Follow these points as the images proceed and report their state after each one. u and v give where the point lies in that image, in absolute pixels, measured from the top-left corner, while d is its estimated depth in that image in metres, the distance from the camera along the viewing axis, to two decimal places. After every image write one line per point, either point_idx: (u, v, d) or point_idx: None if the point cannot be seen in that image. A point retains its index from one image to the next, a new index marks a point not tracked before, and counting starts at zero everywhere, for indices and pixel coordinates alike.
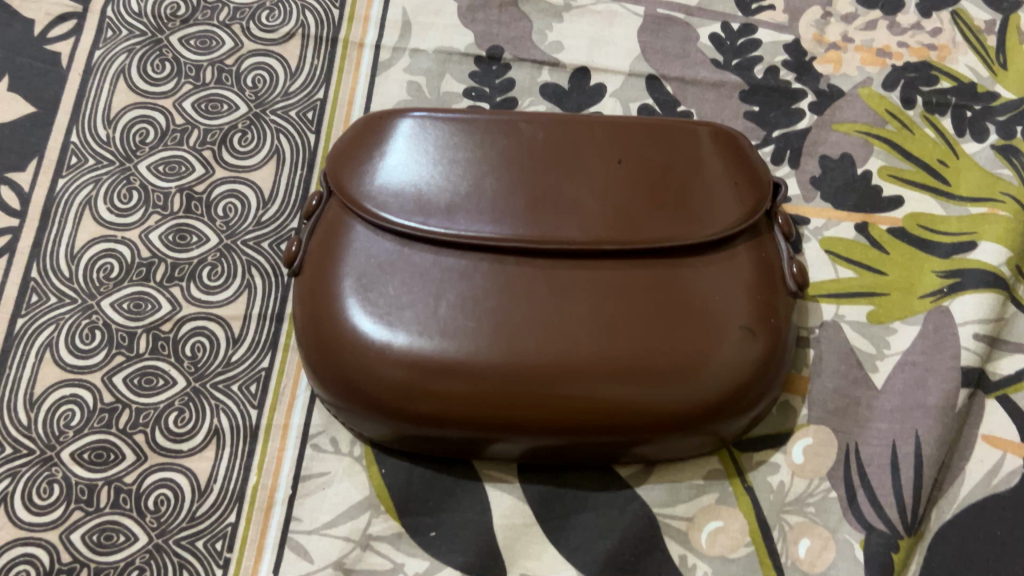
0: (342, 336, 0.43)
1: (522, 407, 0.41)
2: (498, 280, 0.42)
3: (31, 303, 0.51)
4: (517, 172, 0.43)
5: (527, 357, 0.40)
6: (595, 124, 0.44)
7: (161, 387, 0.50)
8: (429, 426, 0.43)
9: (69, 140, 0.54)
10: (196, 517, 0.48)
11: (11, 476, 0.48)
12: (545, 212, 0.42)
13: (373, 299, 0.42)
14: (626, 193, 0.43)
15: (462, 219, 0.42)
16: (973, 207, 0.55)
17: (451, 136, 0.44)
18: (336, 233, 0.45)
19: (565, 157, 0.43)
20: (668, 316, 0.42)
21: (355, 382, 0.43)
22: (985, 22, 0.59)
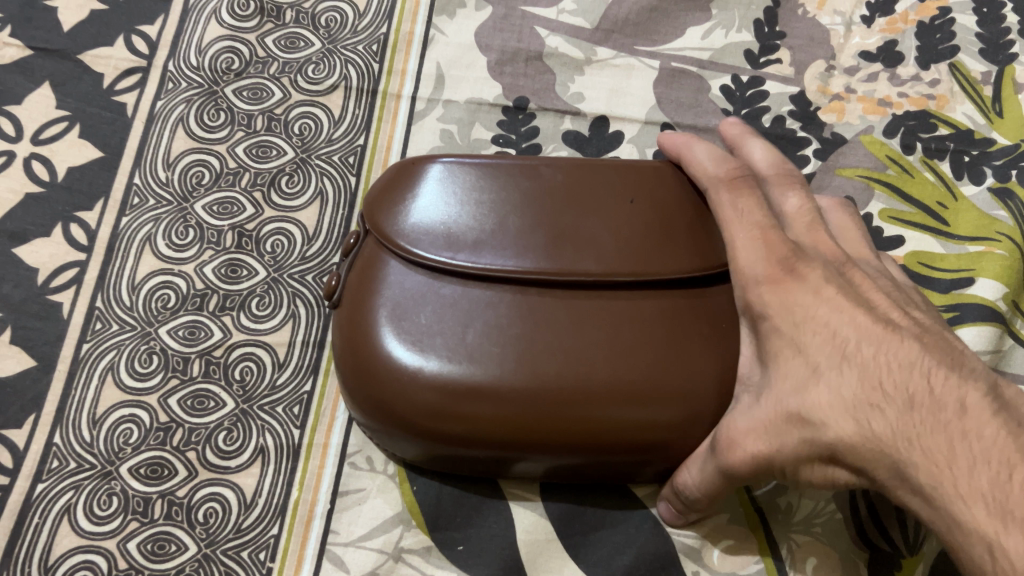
0: (377, 362, 0.45)
1: (547, 428, 0.44)
2: (523, 308, 0.45)
3: (95, 330, 0.55)
4: (536, 211, 0.46)
5: (551, 381, 0.43)
6: (608, 168, 0.48)
7: (212, 409, 0.54)
8: (460, 446, 0.46)
9: (132, 182, 0.59)
10: (242, 529, 0.52)
11: (75, 489, 0.52)
12: (566, 247, 0.45)
13: (406, 327, 0.45)
14: (641, 231, 0.46)
15: (487, 253, 0.45)
16: (971, 245, 0.58)
17: (477, 177, 0.47)
18: (370, 267, 0.48)
19: (584, 197, 0.47)
20: (681, 342, 0.44)
21: (390, 405, 0.45)
22: (981, 73, 0.63)
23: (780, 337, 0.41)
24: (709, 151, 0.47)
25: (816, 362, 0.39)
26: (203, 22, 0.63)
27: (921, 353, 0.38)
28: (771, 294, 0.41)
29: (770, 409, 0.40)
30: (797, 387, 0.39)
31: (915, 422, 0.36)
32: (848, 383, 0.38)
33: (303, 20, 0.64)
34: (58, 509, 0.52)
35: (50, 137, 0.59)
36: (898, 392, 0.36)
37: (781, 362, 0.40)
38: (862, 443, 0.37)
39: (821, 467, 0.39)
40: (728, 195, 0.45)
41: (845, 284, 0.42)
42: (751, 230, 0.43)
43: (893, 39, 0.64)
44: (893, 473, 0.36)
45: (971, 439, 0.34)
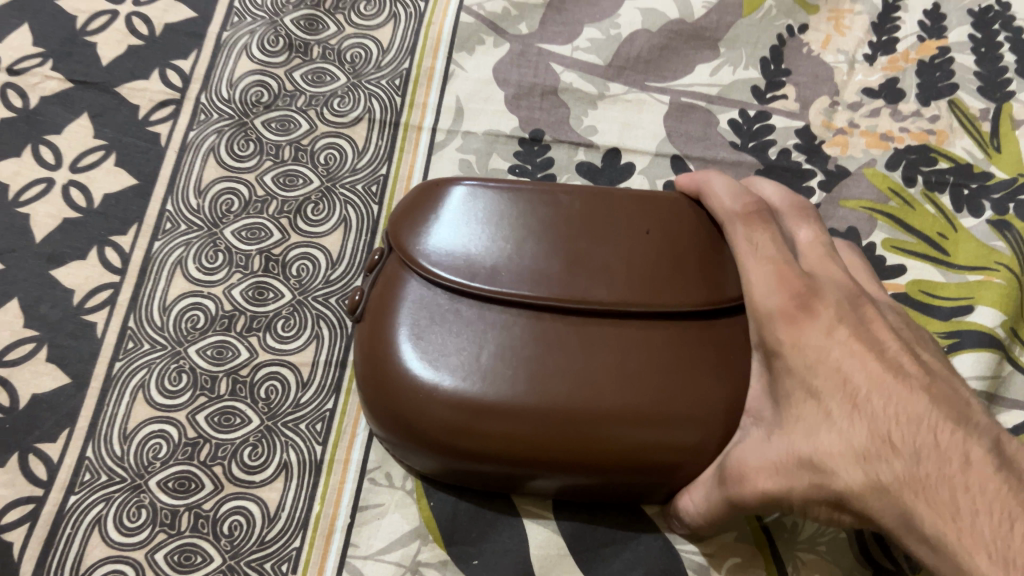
0: (396, 376, 0.47)
1: (561, 448, 0.44)
2: (538, 331, 0.46)
3: (128, 349, 0.58)
4: (554, 237, 0.48)
5: (567, 401, 0.44)
6: (625, 200, 0.49)
7: (238, 425, 0.56)
8: (478, 462, 0.47)
9: (164, 209, 0.61)
10: (266, 541, 0.54)
11: (105, 501, 0.55)
12: (581, 274, 0.46)
13: (423, 344, 0.47)
14: (654, 261, 0.47)
15: (506, 277, 0.46)
16: (971, 274, 0.60)
17: (498, 203, 0.49)
18: (392, 286, 0.49)
19: (598, 225, 0.48)
20: (694, 369, 0.45)
21: (406, 418, 0.47)
22: (979, 110, 0.66)
23: (793, 379, 0.43)
24: (726, 183, 0.49)
25: (828, 408, 0.41)
26: (234, 57, 0.66)
27: (929, 405, 0.38)
28: (786, 333, 0.43)
29: (782, 452, 0.42)
30: (809, 433, 0.41)
31: (921, 475, 0.36)
32: (857, 434, 0.39)
33: (329, 55, 0.67)
34: (89, 520, 0.54)
35: (87, 165, 0.62)
36: (904, 444, 0.37)
37: (794, 404, 0.42)
38: (870, 493, 0.38)
39: (833, 510, 0.41)
40: (744, 229, 0.47)
41: (858, 325, 0.43)
42: (764, 262, 0.45)
43: (894, 76, 0.67)
44: (900, 522, 0.37)
45: (973, 492, 0.35)
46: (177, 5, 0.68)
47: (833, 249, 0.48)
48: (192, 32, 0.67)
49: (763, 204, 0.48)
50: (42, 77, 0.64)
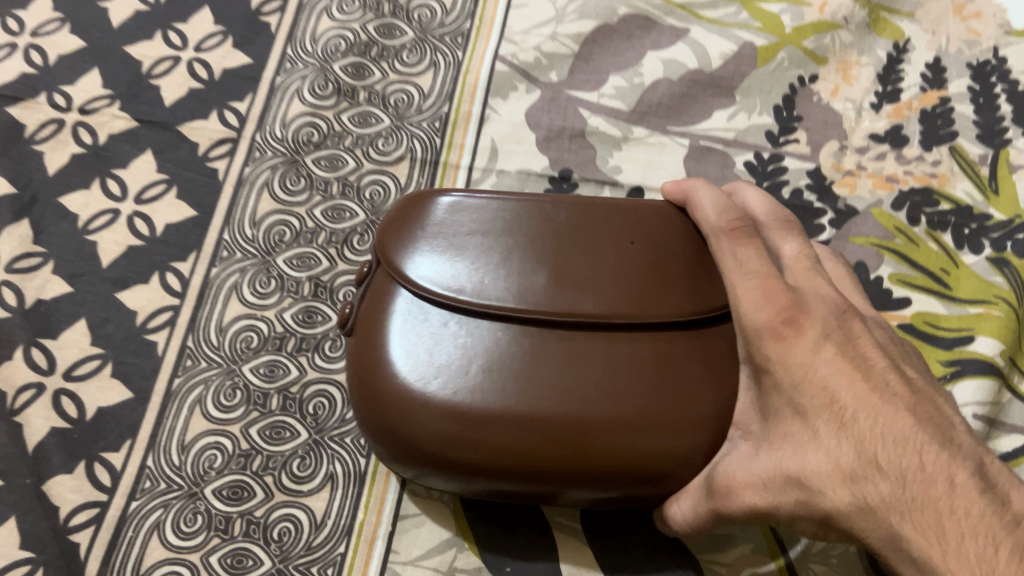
0: (387, 390, 0.47)
1: (551, 460, 0.45)
2: (529, 343, 0.46)
3: (186, 366, 0.62)
4: (541, 249, 0.48)
5: (558, 414, 0.45)
6: (609, 208, 0.49)
7: (288, 439, 0.60)
8: (471, 476, 0.47)
9: (221, 238, 0.66)
10: (313, 547, 0.58)
11: (164, 507, 0.59)
12: (569, 286, 0.46)
13: (414, 358, 0.47)
14: (640, 271, 0.47)
15: (495, 290, 0.46)
16: (971, 307, 0.64)
17: (483, 214, 0.49)
18: (380, 300, 0.49)
19: (584, 236, 0.48)
20: (680, 378, 0.46)
21: (397, 431, 0.47)
22: (979, 155, 0.70)
23: (780, 397, 0.43)
24: (712, 195, 0.48)
25: (815, 429, 0.42)
26: (287, 100, 0.72)
27: (913, 427, 0.40)
28: (774, 349, 0.43)
29: (768, 469, 0.43)
30: (795, 450, 0.42)
31: (907, 497, 0.39)
32: (845, 454, 0.41)
33: (374, 99, 0.72)
34: (149, 525, 0.58)
35: (151, 197, 0.67)
36: (891, 467, 0.39)
37: (779, 420, 0.43)
38: (857, 513, 0.40)
39: (816, 525, 0.43)
40: (730, 244, 0.47)
41: (844, 342, 0.44)
42: (751, 277, 0.45)
43: (899, 123, 0.71)
44: (886, 541, 0.39)
45: (958, 516, 0.37)
46: (233, 51, 0.73)
47: (817, 263, 0.50)
48: (247, 76, 0.72)
49: (747, 220, 0.48)
50: (111, 117, 0.70)
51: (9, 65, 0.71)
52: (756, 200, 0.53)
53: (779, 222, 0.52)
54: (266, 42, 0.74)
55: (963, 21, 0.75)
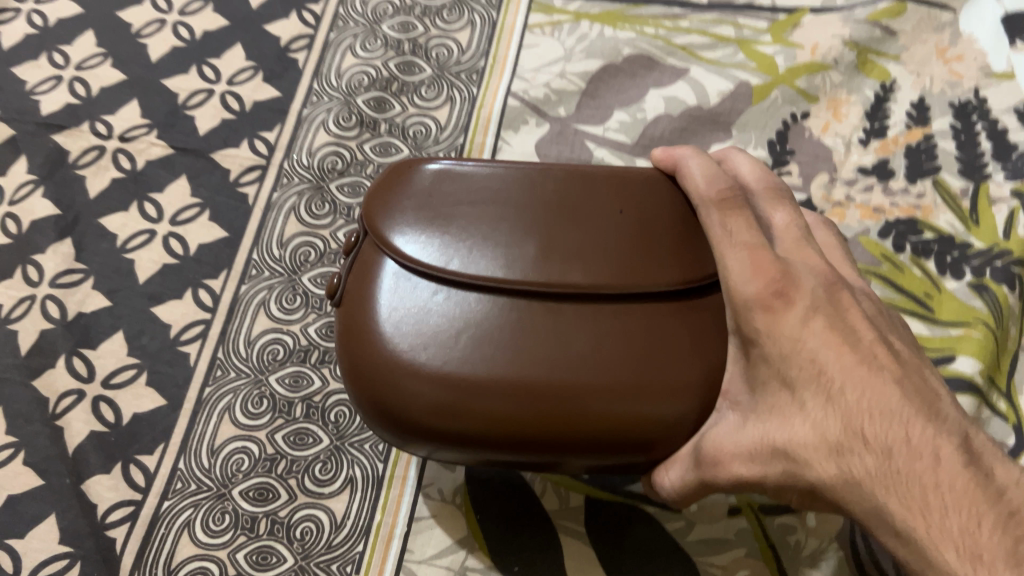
0: (377, 363, 0.46)
1: (541, 430, 0.45)
2: (516, 312, 0.46)
3: (217, 376, 0.67)
4: (528, 219, 0.48)
5: (547, 381, 0.44)
6: (598, 178, 0.50)
7: (311, 444, 0.65)
8: (462, 445, 0.46)
9: (251, 257, 0.71)
10: (333, 545, 0.62)
11: (194, 506, 0.63)
12: (556, 257, 0.46)
13: (404, 331, 0.46)
14: (628, 241, 0.47)
15: (484, 260, 0.46)
16: (953, 328, 0.69)
17: (473, 186, 0.49)
18: (370, 271, 0.49)
19: (574, 208, 0.48)
20: (669, 347, 0.46)
21: (386, 404, 0.46)
22: (960, 188, 0.75)
23: (769, 367, 0.44)
24: (701, 165, 0.49)
25: (802, 401, 0.42)
26: (313, 130, 0.77)
27: (900, 399, 0.40)
28: (763, 321, 0.43)
29: (756, 440, 0.43)
30: (783, 423, 0.42)
31: (893, 469, 0.38)
32: (830, 425, 0.40)
33: (394, 131, 0.77)
34: (180, 523, 0.62)
35: (185, 219, 0.72)
36: (877, 441, 0.39)
37: (768, 391, 0.44)
38: (842, 486, 0.40)
39: (805, 496, 0.42)
40: (719, 216, 0.47)
41: (832, 314, 0.43)
42: (739, 248, 0.45)
43: (885, 158, 0.76)
44: (871, 513, 0.39)
45: (942, 488, 0.37)
46: (263, 85, 0.78)
47: (807, 234, 0.49)
48: (276, 109, 0.77)
49: (737, 190, 0.48)
50: (148, 144, 0.75)
51: (56, 97, 0.77)
52: (747, 168, 0.52)
53: (772, 191, 0.50)
54: (294, 77, 0.79)
55: (945, 63, 0.80)
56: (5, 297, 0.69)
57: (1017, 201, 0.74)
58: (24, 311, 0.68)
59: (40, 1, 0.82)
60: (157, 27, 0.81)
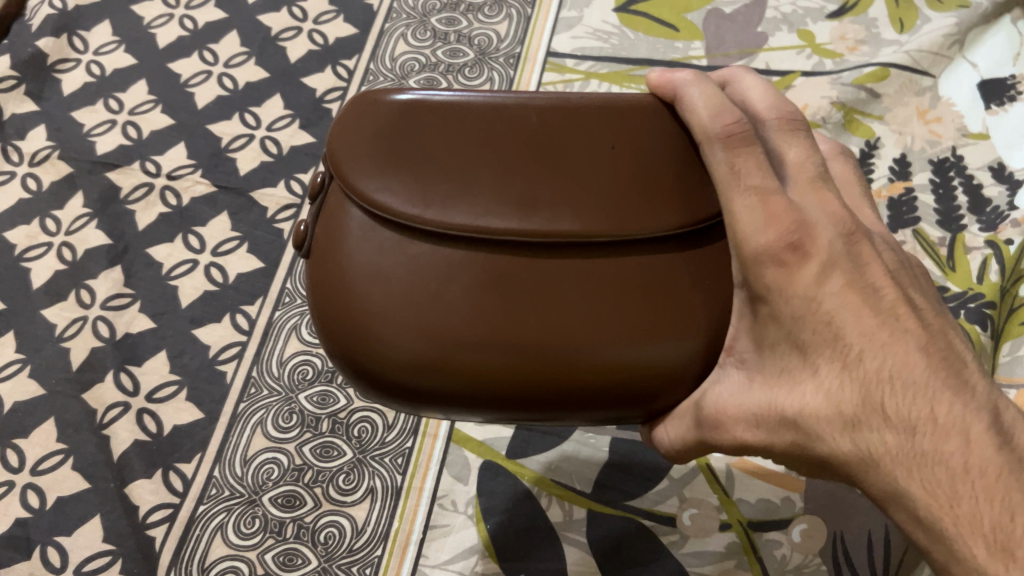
0: (353, 317, 0.43)
1: (528, 387, 0.42)
2: (499, 263, 0.42)
3: (251, 393, 0.73)
4: (508, 156, 0.42)
5: (535, 338, 0.42)
6: (586, 101, 0.43)
7: (336, 456, 0.70)
8: (442, 399, 0.44)
9: (285, 286, 0.77)
10: (354, 549, 0.67)
11: (227, 511, 0.68)
12: (539, 202, 0.41)
13: (379, 287, 0.42)
14: (620, 179, 0.42)
15: (460, 206, 0.41)
16: None
17: (440, 113, 0.42)
18: (337, 216, 0.44)
19: (558, 139, 0.42)
20: (669, 297, 0.43)
21: (363, 359, 0.43)
22: (938, 238, 0.80)
23: (778, 327, 0.42)
24: (705, 92, 0.43)
25: (816, 366, 0.40)
26: None
27: (925, 370, 0.38)
28: (774, 277, 0.41)
29: (762, 405, 0.42)
30: (790, 389, 0.41)
31: (916, 451, 0.37)
32: (846, 396, 0.39)
33: None
34: (214, 525, 0.67)
35: (225, 251, 0.79)
36: (898, 418, 0.38)
37: (776, 354, 0.42)
38: (858, 460, 0.39)
39: (811, 463, 0.42)
40: (728, 156, 0.42)
41: (853, 273, 0.41)
42: (749, 193, 0.41)
43: None
44: (888, 492, 0.38)
45: (971, 476, 0.36)
46: (300, 132, 0.86)
47: (824, 171, 0.44)
48: (311, 153, 0.84)
49: (745, 121, 0.42)
50: (193, 183, 0.82)
51: (110, 138, 0.85)
52: (759, 93, 0.46)
53: (787, 120, 0.45)
54: (328, 124, 0.86)
55: (926, 124, 0.86)
56: (59, 318, 0.75)
57: (990, 249, 0.79)
58: (76, 331, 0.75)
59: (98, 53, 0.90)
60: (203, 77, 0.89)
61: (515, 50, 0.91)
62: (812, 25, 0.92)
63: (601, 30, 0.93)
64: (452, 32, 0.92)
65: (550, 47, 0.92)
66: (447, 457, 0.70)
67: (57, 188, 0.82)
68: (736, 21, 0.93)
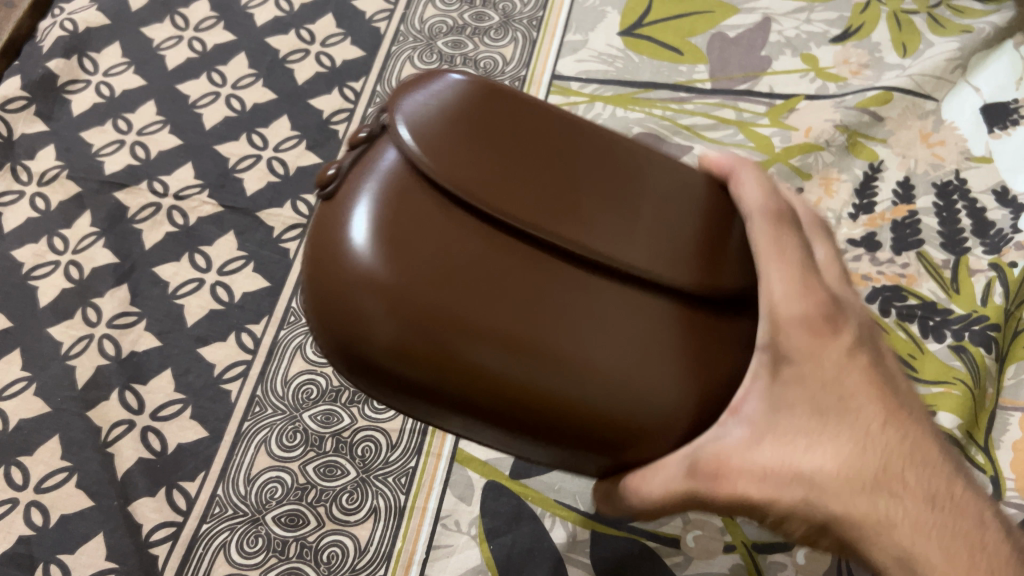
0: (360, 273, 0.42)
1: (511, 397, 0.41)
2: (533, 266, 0.42)
3: (255, 412, 0.73)
4: (572, 175, 0.44)
5: (539, 346, 0.41)
6: (646, 158, 0.47)
7: (339, 476, 0.70)
8: (418, 389, 0.42)
9: (290, 305, 0.78)
10: (357, 569, 0.67)
11: (230, 530, 0.68)
12: (590, 223, 0.43)
13: (397, 251, 0.41)
14: (659, 227, 0.44)
15: (518, 198, 0.42)
16: (934, 386, 0.73)
17: (523, 122, 0.45)
18: (376, 177, 0.44)
19: (617, 179, 0.45)
20: (673, 350, 0.43)
21: (354, 318, 0.42)
22: (942, 260, 0.79)
23: (798, 389, 0.45)
24: (753, 179, 0.49)
25: (834, 431, 0.44)
26: None
27: (931, 452, 0.46)
28: (809, 344, 0.45)
29: (774, 463, 0.44)
30: (804, 448, 0.44)
31: (931, 519, 0.44)
32: (868, 461, 0.44)
33: None
34: (217, 544, 0.67)
35: (231, 270, 0.79)
36: (913, 486, 0.44)
37: (794, 412, 0.44)
38: (871, 521, 0.44)
39: (807, 524, 0.45)
40: (772, 228, 0.46)
41: (872, 356, 0.47)
42: (787, 267, 0.45)
43: (873, 231, 0.81)
44: (898, 555, 0.43)
45: (981, 544, 0.43)
46: (306, 152, 0.86)
47: (845, 272, 0.51)
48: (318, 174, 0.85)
49: (783, 207, 0.48)
50: (200, 203, 0.83)
51: (118, 158, 0.85)
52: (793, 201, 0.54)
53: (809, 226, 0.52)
54: (335, 145, 0.87)
55: (929, 147, 0.86)
56: (66, 336, 0.76)
57: (994, 272, 0.79)
58: (82, 349, 0.75)
59: (108, 74, 0.91)
60: (211, 98, 0.90)
61: (521, 73, 0.92)
62: (816, 49, 0.93)
63: (606, 54, 0.94)
64: (458, 55, 0.93)
65: (555, 69, 0.92)
66: (451, 477, 0.70)
67: (66, 207, 0.82)
68: (739, 45, 0.94)
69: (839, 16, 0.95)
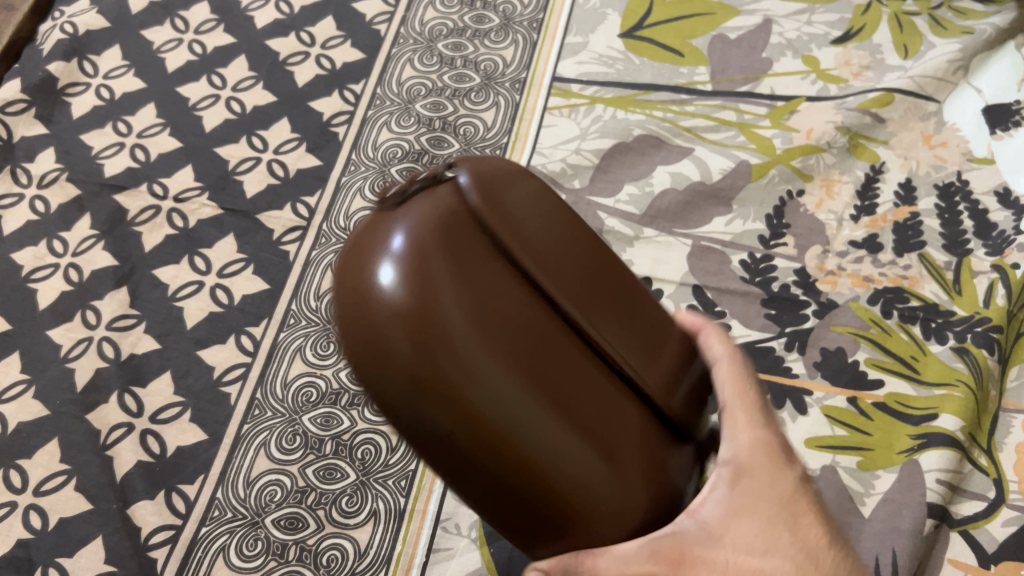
0: (412, 288, 0.37)
1: (510, 467, 0.38)
2: (580, 360, 0.39)
3: (254, 415, 0.72)
4: (614, 288, 0.43)
5: (560, 434, 0.38)
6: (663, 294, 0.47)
7: (339, 479, 0.69)
8: (426, 417, 0.38)
9: (290, 307, 0.78)
10: (357, 572, 0.66)
11: (229, 533, 0.67)
12: (628, 339, 0.42)
13: (459, 287, 0.37)
14: (668, 355, 0.44)
15: (579, 294, 0.40)
16: (936, 388, 0.72)
17: (581, 230, 0.44)
18: (456, 204, 0.40)
19: (643, 301, 0.44)
20: (658, 470, 0.41)
21: (390, 324, 0.37)
22: (944, 262, 0.79)
23: (754, 496, 0.47)
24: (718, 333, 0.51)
25: (783, 533, 0.47)
26: (350, 197, 0.84)
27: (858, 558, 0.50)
28: (766, 461, 0.49)
29: (735, 562, 0.45)
30: (760, 550, 0.46)
31: None
32: (818, 559, 0.47)
33: None
34: (216, 547, 0.67)
35: (231, 272, 0.79)
36: None
37: (750, 513, 0.47)
38: None
39: None
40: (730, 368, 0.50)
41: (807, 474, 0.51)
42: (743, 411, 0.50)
43: (875, 233, 0.81)
44: None
45: None
46: (306, 155, 0.86)
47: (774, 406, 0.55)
48: (318, 176, 0.85)
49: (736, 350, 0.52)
50: (200, 205, 0.83)
51: (118, 161, 0.85)
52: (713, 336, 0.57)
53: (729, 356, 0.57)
54: (334, 147, 0.87)
55: (931, 149, 0.85)
56: (65, 338, 0.76)
57: (997, 273, 0.78)
58: (81, 351, 0.75)
59: (108, 77, 0.91)
60: (211, 101, 0.90)
61: (522, 75, 0.92)
62: (817, 51, 0.93)
63: (606, 56, 0.94)
64: (459, 57, 0.93)
65: (555, 71, 0.92)
66: None
67: (65, 210, 0.82)
68: (740, 47, 0.94)
69: (840, 17, 0.95)
